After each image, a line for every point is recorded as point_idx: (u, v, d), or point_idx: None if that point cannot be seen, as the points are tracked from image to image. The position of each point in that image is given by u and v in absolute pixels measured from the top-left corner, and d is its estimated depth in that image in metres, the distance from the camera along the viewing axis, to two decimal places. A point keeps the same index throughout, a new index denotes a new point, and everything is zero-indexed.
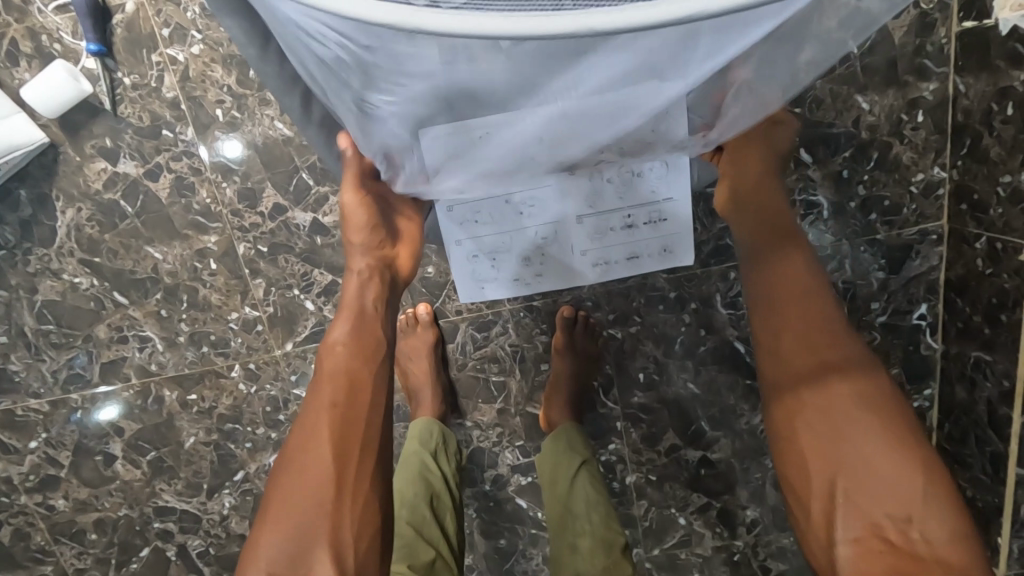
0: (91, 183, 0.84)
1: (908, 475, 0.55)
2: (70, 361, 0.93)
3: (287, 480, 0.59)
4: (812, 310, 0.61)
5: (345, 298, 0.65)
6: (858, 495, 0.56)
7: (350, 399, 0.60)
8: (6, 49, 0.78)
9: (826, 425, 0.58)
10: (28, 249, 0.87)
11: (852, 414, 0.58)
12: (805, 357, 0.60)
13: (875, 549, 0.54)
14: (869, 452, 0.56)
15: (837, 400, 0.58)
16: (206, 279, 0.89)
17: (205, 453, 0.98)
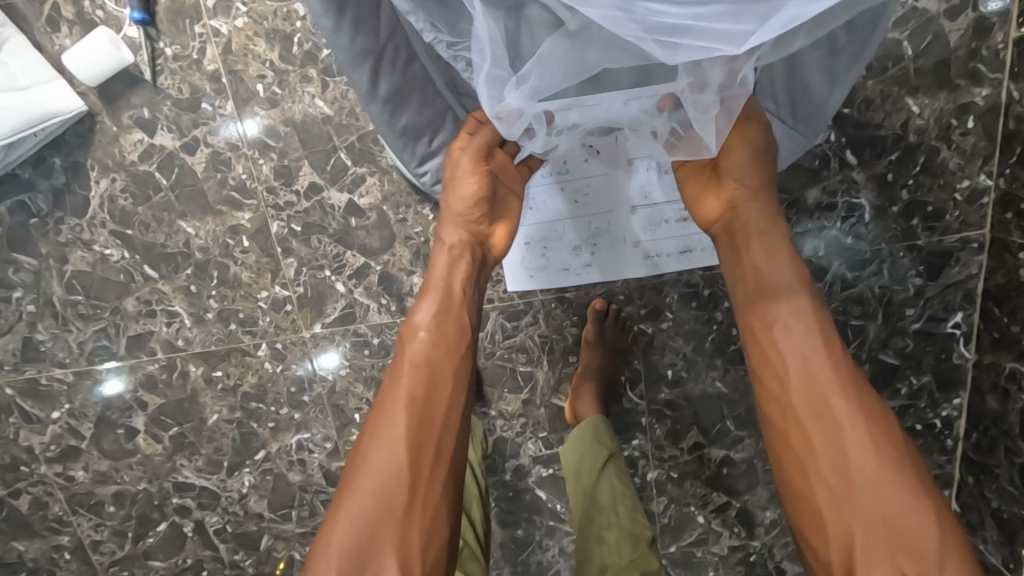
0: (126, 153, 0.83)
1: (920, 515, 0.50)
2: (96, 333, 0.93)
3: (357, 475, 0.53)
4: (812, 335, 0.56)
5: (432, 278, 0.61)
6: (872, 547, 0.50)
7: (428, 388, 0.55)
8: (48, 13, 0.77)
9: (827, 449, 0.53)
10: (60, 218, 0.86)
11: (856, 442, 0.52)
12: (811, 390, 0.54)
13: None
14: (882, 493, 0.51)
15: (846, 434, 0.53)
16: (237, 256, 0.88)
17: (227, 431, 0.98)
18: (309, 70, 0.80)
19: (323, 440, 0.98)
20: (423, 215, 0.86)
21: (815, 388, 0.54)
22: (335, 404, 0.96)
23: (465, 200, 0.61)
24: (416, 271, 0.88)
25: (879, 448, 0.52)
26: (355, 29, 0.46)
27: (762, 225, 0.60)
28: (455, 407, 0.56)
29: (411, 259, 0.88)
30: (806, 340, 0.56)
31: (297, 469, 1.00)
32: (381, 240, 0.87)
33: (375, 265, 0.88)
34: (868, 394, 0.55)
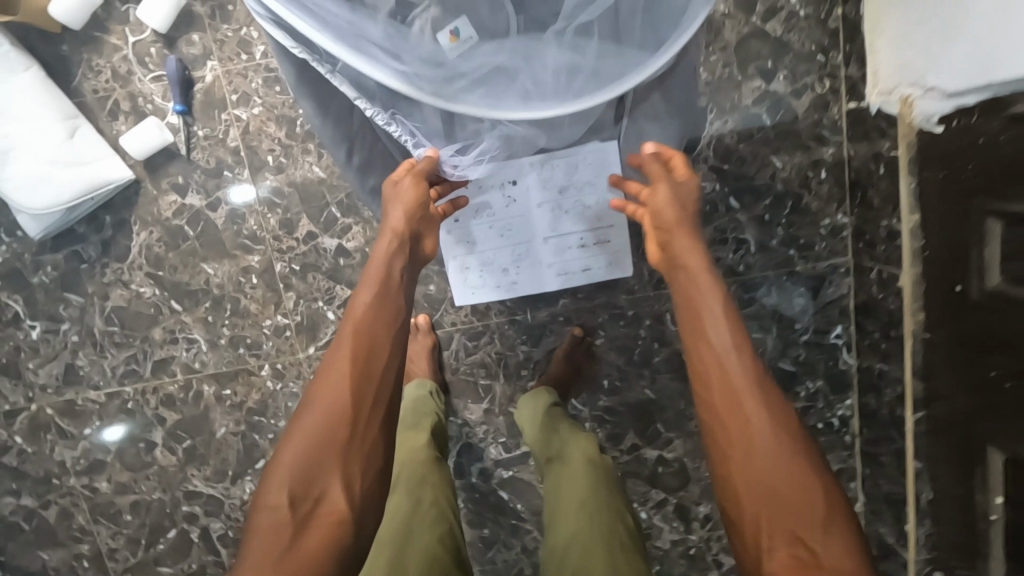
0: (163, 211, 1.05)
1: (809, 487, 0.59)
2: (127, 358, 1.11)
3: (309, 413, 0.59)
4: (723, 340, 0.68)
5: (371, 264, 0.68)
6: (768, 517, 0.58)
7: (367, 352, 0.63)
8: (110, 107, 1.00)
9: (735, 427, 0.63)
10: (106, 263, 1.07)
11: (757, 422, 0.63)
12: (722, 381, 0.66)
13: (778, 546, 0.57)
14: (772, 471, 0.60)
15: (749, 413, 0.63)
16: (248, 291, 1.08)
17: (233, 442, 1.15)
18: (309, 144, 1.03)
19: None
20: None
21: (729, 380, 0.66)
22: None
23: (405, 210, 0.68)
24: None
25: (777, 428, 0.62)
26: (335, 121, 0.64)
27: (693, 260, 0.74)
28: (391, 371, 0.64)
29: None
30: (723, 341, 0.68)
31: None
32: (364, 275, 1.07)
33: None
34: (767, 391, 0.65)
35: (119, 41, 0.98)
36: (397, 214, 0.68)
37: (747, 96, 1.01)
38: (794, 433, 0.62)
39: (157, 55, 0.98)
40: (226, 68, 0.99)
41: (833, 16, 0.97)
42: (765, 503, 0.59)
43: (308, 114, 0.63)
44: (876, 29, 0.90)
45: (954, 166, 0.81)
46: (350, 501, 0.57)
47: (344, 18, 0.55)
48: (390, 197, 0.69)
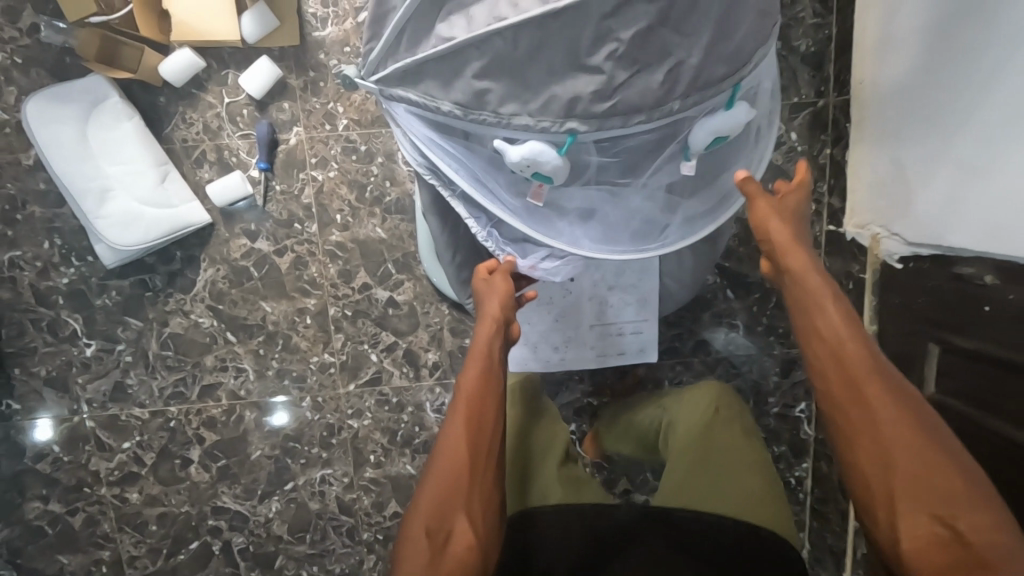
0: (231, 252, 1.15)
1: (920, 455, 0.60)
2: (176, 381, 1.20)
3: (436, 461, 0.71)
4: (900, 416, 0.63)
5: (474, 347, 0.81)
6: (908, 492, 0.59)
7: (478, 411, 0.75)
8: (197, 156, 1.10)
9: (878, 397, 0.65)
10: (169, 293, 1.16)
11: (889, 405, 0.64)
12: (836, 354, 0.70)
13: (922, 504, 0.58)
14: (914, 448, 0.61)
15: (881, 414, 0.64)
16: (300, 329, 1.19)
17: (266, 464, 1.25)
18: (374, 208, 1.16)
19: (342, 476, 1.26)
20: (442, 310, 1.20)
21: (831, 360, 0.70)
22: (355, 446, 1.25)
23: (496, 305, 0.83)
24: (431, 349, 1.22)
25: (903, 400, 0.64)
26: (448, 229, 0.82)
27: (843, 334, 0.71)
28: (498, 432, 0.75)
29: (428, 340, 1.21)
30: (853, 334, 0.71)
31: (317, 499, 1.27)
32: (407, 325, 1.21)
33: (402, 343, 1.21)
34: (912, 400, 0.65)
35: (214, 99, 1.09)
36: (493, 305, 0.82)
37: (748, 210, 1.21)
38: (923, 417, 0.63)
39: (248, 116, 1.10)
40: (310, 134, 1.11)
41: (823, 153, 1.18)
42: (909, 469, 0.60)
43: (433, 228, 0.82)
44: (856, 173, 1.12)
45: (909, 298, 1.03)
46: (474, 530, 0.66)
47: (472, 159, 0.69)
48: (484, 292, 0.84)
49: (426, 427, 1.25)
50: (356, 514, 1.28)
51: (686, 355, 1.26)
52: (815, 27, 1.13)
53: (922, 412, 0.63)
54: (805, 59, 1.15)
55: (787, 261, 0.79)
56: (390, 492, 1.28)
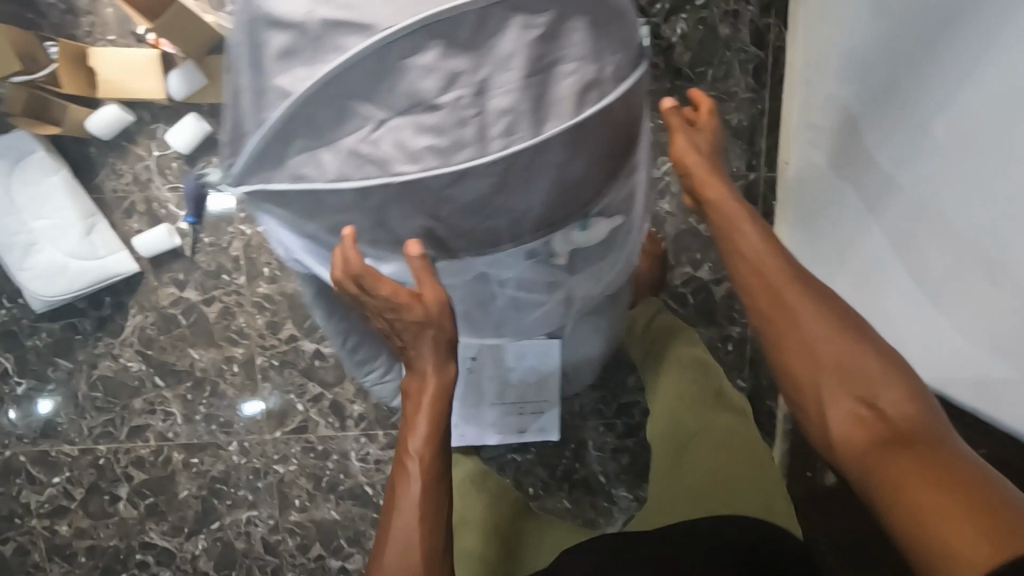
0: (160, 300, 1.16)
1: (870, 371, 0.62)
2: (105, 421, 1.22)
3: (386, 550, 0.63)
4: (825, 328, 0.66)
5: (413, 381, 0.70)
6: (863, 414, 0.61)
7: (433, 474, 0.66)
8: (126, 206, 1.12)
9: (815, 333, 0.66)
10: (99, 337, 1.18)
11: (830, 338, 0.65)
12: (780, 305, 0.69)
13: (885, 429, 0.59)
14: (857, 361, 0.63)
15: (812, 332, 0.66)
16: (227, 376, 1.21)
17: (193, 504, 1.27)
18: None
19: (267, 517, 1.29)
20: None
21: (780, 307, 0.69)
22: (281, 489, 1.28)
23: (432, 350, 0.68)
24: (357, 400, 1.24)
25: (855, 340, 0.64)
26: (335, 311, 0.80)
27: (772, 262, 0.72)
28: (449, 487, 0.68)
29: (354, 392, 1.23)
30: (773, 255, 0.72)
31: (243, 538, 1.30)
32: (334, 376, 1.22)
33: (329, 393, 1.23)
34: (856, 328, 0.66)
35: (143, 152, 1.10)
36: (415, 309, 0.65)
37: (677, 278, 1.21)
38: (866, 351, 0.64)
39: (177, 169, 1.11)
40: None
41: None
42: (845, 370, 0.63)
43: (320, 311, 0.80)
44: None
45: None
46: None
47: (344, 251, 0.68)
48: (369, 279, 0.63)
49: (350, 475, 1.27)
50: (280, 555, 1.30)
51: (611, 416, 1.27)
52: (749, 101, 1.12)
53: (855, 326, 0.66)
54: (738, 133, 1.13)
55: (711, 193, 0.80)
56: (315, 536, 1.30)
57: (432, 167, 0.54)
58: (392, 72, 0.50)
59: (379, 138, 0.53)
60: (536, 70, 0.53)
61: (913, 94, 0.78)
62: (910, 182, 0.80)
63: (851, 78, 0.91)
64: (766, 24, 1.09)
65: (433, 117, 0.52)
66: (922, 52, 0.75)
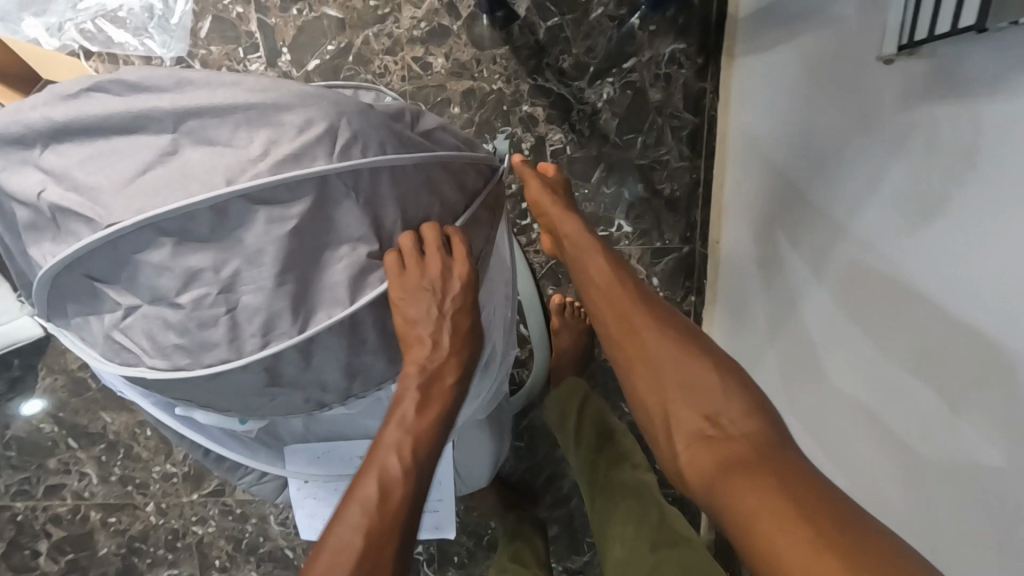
0: (70, 363, 1.14)
1: (714, 393, 0.51)
2: (21, 479, 1.21)
3: None
4: (680, 349, 0.55)
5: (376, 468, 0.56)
6: (709, 443, 0.49)
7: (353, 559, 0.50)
8: None
9: (660, 352, 0.56)
10: (10, 398, 1.16)
11: (673, 359, 0.55)
12: (626, 326, 0.60)
13: (727, 454, 0.47)
14: (707, 390, 0.52)
15: (661, 349, 0.56)
16: (141, 439, 1.18)
17: (114, 561, 1.26)
18: None
19: None
20: None
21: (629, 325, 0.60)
22: (201, 550, 1.25)
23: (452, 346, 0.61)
24: None
25: (703, 360, 0.54)
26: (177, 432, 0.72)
27: (620, 287, 0.64)
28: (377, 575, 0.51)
29: None
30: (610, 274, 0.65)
31: None
32: None
33: None
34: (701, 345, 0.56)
35: None
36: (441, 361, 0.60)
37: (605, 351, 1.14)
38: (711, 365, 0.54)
39: None
40: None
41: (688, 300, 1.09)
42: (688, 395, 0.52)
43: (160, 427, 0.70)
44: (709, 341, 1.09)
45: None
46: None
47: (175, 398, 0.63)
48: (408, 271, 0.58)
49: (270, 538, 1.24)
50: None
51: (538, 487, 1.23)
52: (682, 170, 1.04)
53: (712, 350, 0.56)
54: (670, 203, 1.05)
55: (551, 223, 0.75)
56: None
57: (181, 365, 0.51)
58: (127, 265, 0.48)
59: (131, 326, 0.51)
60: (295, 265, 0.51)
61: (835, 157, 0.70)
62: (840, 240, 0.69)
63: (777, 134, 0.84)
64: (701, 89, 1.00)
65: (176, 315, 0.50)
66: (841, 106, 0.68)
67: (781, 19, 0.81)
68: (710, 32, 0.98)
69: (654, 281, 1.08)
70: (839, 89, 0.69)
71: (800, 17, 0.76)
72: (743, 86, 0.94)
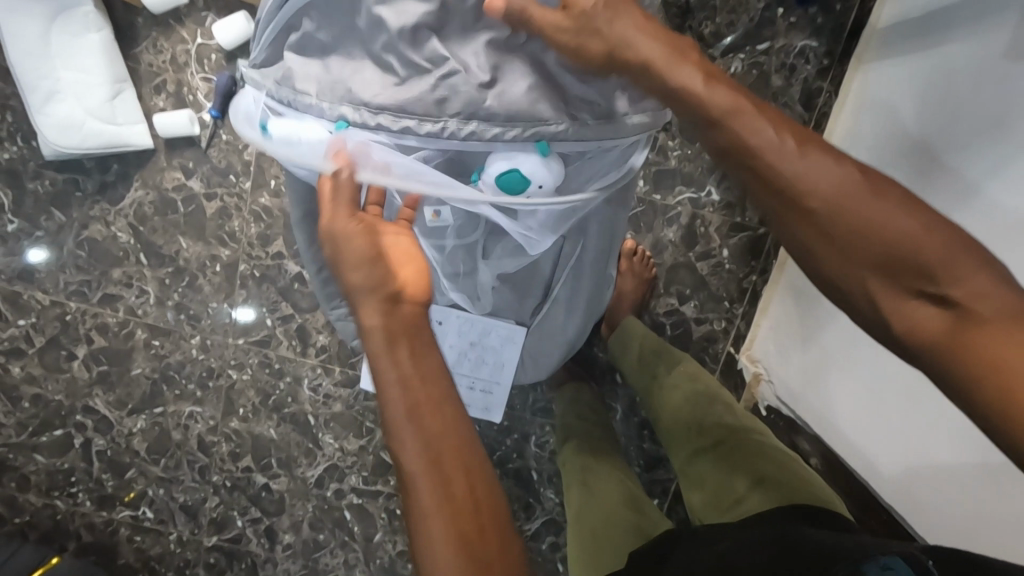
0: (164, 182, 1.19)
1: (943, 260, 0.49)
2: (82, 281, 1.25)
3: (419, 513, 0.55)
4: (886, 207, 0.51)
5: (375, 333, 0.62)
6: (944, 320, 0.49)
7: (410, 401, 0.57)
8: (157, 82, 1.14)
9: (867, 221, 0.51)
10: (98, 200, 1.21)
11: (888, 228, 0.51)
12: (814, 197, 0.53)
13: (973, 332, 0.48)
14: (937, 261, 0.49)
15: (866, 213, 0.51)
16: (207, 273, 1.23)
17: (143, 383, 1.30)
18: None
19: (209, 417, 1.31)
20: None
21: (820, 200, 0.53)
22: (230, 395, 1.30)
23: (364, 267, 0.63)
24: (324, 332, 1.27)
25: (918, 225, 0.51)
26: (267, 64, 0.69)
27: (809, 160, 0.54)
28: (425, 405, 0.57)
29: (323, 324, 1.26)
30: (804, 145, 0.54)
31: (181, 431, 1.32)
32: (309, 303, 1.25)
33: (299, 317, 1.26)
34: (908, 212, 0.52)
35: (187, 36, 1.13)
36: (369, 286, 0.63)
37: (659, 306, 1.20)
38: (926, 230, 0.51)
39: (215, 62, 1.14)
40: None
41: (748, 279, 1.17)
42: (917, 268, 0.50)
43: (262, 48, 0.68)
44: (763, 318, 1.15)
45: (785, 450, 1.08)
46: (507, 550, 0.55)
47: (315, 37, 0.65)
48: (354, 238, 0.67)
49: (298, 401, 1.30)
50: (212, 456, 1.33)
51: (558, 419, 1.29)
52: None
53: (909, 205, 0.52)
54: None
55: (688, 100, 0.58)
56: (248, 447, 1.32)
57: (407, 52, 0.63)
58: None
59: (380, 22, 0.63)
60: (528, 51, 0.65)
61: (953, 154, 0.75)
62: None
63: (886, 138, 0.90)
64: (818, 87, 1.09)
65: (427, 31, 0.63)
66: (975, 106, 0.73)
67: (921, 34, 0.86)
68: (842, 38, 1.07)
69: (724, 252, 1.17)
70: (967, 103, 0.74)
71: (942, 31, 0.81)
72: (863, 90, 0.99)
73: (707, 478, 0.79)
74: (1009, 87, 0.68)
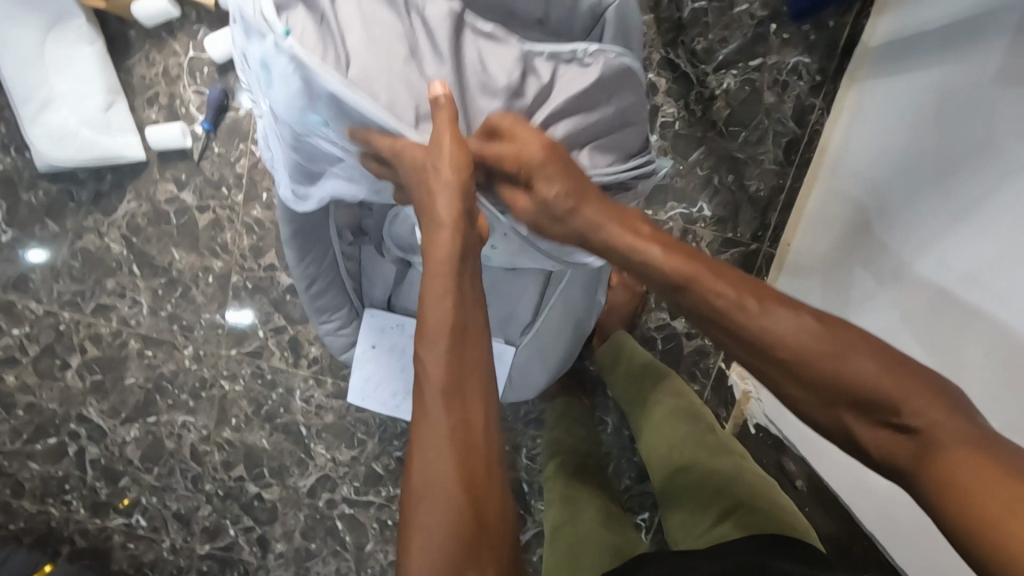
0: (157, 193, 1.20)
1: (871, 378, 0.51)
2: (76, 291, 1.25)
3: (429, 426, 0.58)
4: (804, 324, 0.54)
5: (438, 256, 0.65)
6: (878, 435, 0.51)
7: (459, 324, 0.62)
8: (150, 95, 1.15)
9: (788, 343, 0.55)
10: (91, 211, 1.21)
11: (812, 347, 0.53)
12: (742, 319, 0.57)
13: (906, 447, 0.49)
14: (868, 380, 0.51)
15: (783, 332, 0.55)
16: (200, 284, 1.24)
17: (136, 392, 1.31)
18: None
19: (201, 426, 1.32)
20: None
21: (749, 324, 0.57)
22: (222, 404, 1.31)
23: (449, 190, 0.65)
24: (316, 343, 1.27)
25: (838, 341, 0.53)
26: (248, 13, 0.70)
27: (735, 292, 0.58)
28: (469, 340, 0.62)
29: (315, 335, 1.27)
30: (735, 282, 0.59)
31: (174, 440, 1.33)
32: (301, 314, 1.26)
33: (291, 328, 1.26)
34: (832, 326, 0.54)
35: (180, 49, 1.13)
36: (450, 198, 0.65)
37: (651, 321, 1.20)
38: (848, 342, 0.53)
39: (207, 75, 1.14)
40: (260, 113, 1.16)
41: None
42: (849, 388, 0.51)
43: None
44: None
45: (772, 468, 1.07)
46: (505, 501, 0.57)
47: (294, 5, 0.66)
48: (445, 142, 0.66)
49: (290, 411, 1.30)
50: (204, 465, 1.33)
51: None
52: (773, 173, 1.12)
53: (831, 321, 0.54)
54: (753, 200, 1.13)
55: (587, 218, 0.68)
56: (241, 456, 1.33)
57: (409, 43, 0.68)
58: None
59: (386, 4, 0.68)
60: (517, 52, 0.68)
61: (943, 173, 0.74)
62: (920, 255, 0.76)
63: (879, 155, 0.89)
64: (811, 104, 1.09)
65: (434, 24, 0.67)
66: (963, 126, 0.72)
67: (913, 55, 0.85)
68: (835, 54, 1.07)
69: None
70: (955, 127, 0.73)
71: (934, 53, 0.80)
72: (860, 103, 0.98)
73: (685, 498, 0.79)
74: (996, 114, 0.66)
